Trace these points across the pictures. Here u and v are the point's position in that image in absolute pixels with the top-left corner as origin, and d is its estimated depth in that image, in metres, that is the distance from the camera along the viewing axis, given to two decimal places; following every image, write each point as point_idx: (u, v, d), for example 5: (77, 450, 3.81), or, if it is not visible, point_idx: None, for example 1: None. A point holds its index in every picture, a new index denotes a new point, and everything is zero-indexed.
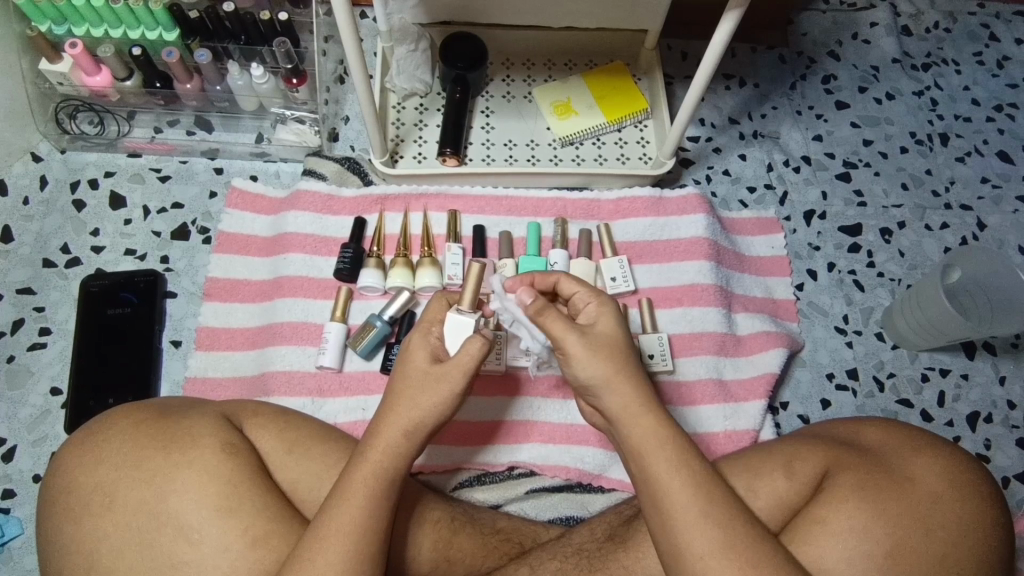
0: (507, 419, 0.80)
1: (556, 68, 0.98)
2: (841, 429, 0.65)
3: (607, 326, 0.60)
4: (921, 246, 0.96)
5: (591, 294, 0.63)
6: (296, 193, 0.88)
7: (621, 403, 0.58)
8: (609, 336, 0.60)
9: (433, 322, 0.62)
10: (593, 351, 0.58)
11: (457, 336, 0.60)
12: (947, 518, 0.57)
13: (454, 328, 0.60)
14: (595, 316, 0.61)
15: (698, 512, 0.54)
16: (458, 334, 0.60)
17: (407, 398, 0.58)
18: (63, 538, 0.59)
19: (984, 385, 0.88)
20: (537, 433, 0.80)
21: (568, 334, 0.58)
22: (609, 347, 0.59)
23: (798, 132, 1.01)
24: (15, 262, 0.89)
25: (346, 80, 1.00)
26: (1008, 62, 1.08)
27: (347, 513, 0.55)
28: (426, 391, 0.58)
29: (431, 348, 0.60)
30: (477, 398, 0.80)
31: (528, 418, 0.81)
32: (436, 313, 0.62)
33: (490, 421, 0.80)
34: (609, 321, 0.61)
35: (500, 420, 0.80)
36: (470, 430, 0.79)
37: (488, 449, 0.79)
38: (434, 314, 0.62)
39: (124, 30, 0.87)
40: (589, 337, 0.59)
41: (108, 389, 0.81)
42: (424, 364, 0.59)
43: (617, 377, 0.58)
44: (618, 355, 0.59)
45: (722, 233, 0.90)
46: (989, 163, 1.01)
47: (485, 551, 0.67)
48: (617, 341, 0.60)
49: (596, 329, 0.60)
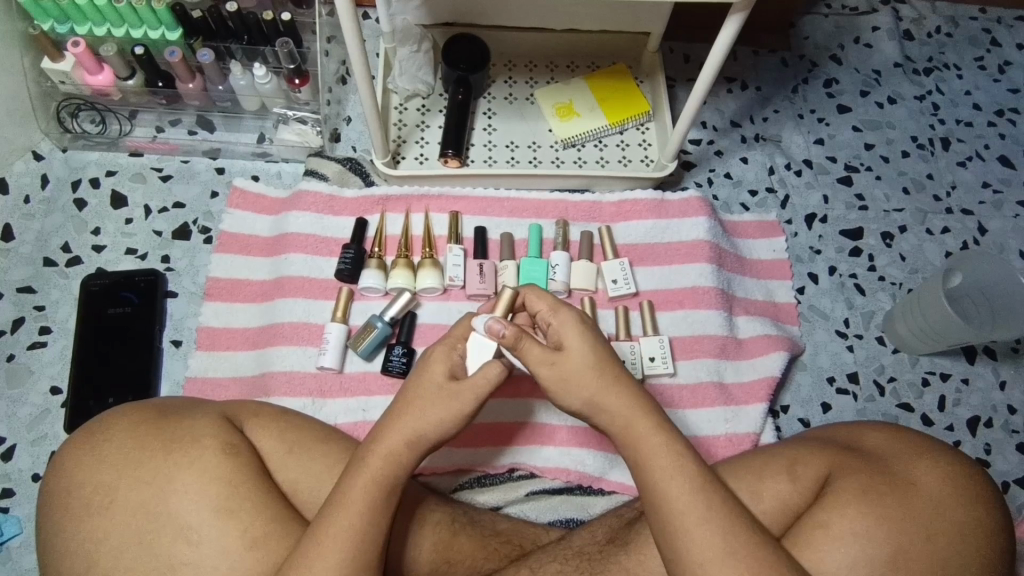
0: (525, 422, 0.80)
1: (558, 70, 0.98)
2: (842, 433, 0.65)
3: (575, 347, 0.58)
4: (922, 251, 0.96)
5: (548, 314, 0.60)
6: (298, 193, 0.88)
7: (611, 417, 0.58)
8: (582, 355, 0.58)
9: (458, 338, 0.60)
10: (564, 380, 0.58)
11: (480, 357, 0.59)
12: (949, 523, 0.57)
13: (477, 347, 0.59)
14: (561, 337, 0.59)
15: (697, 519, 0.54)
16: (481, 355, 0.59)
17: (417, 402, 0.58)
18: (61, 538, 0.59)
19: (984, 390, 0.88)
20: (549, 437, 0.80)
21: (538, 367, 0.58)
22: (580, 371, 0.58)
23: (799, 136, 1.02)
24: (15, 260, 0.88)
25: (348, 81, 1.00)
26: (1009, 67, 1.08)
27: (347, 516, 0.55)
28: (433, 399, 0.58)
29: (450, 363, 0.59)
30: (497, 399, 0.80)
31: (542, 421, 0.80)
32: (463, 330, 0.61)
33: (502, 423, 0.80)
34: (576, 340, 0.58)
35: (520, 420, 0.80)
36: (483, 431, 0.79)
37: (495, 450, 0.79)
38: (461, 329, 0.61)
39: (127, 29, 0.86)
40: (559, 366, 0.58)
41: (108, 389, 0.80)
42: (442, 378, 0.58)
43: (603, 393, 0.58)
44: (596, 375, 0.58)
45: (723, 236, 0.90)
46: (990, 167, 1.01)
47: (486, 553, 0.67)
48: (590, 362, 0.58)
49: (564, 352, 0.58)
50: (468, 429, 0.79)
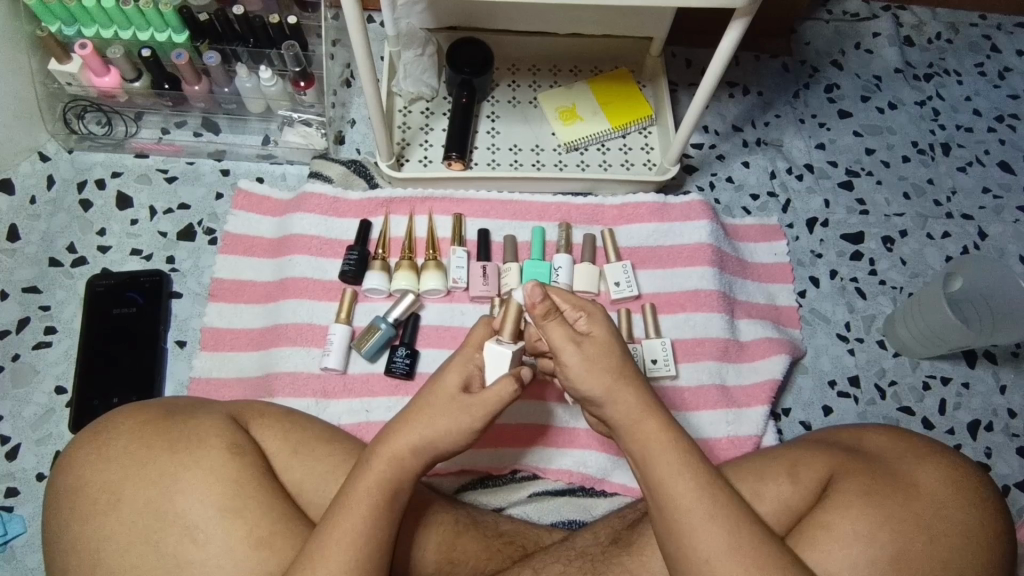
0: (550, 426, 0.80)
1: (561, 74, 0.99)
2: (844, 435, 0.66)
3: (600, 335, 0.59)
4: (923, 255, 0.96)
5: (571, 310, 0.61)
6: (302, 195, 0.88)
7: (623, 411, 0.58)
8: (605, 345, 0.59)
9: (474, 349, 0.61)
10: (592, 361, 0.58)
11: (497, 369, 0.60)
12: (951, 525, 0.57)
13: (496, 358, 0.59)
14: (586, 328, 0.60)
15: (705, 515, 0.54)
16: (498, 366, 0.60)
17: (429, 399, 0.59)
18: (67, 537, 0.59)
19: (985, 394, 0.88)
20: (578, 441, 0.80)
21: (565, 349, 0.58)
22: (607, 357, 0.58)
23: (801, 140, 1.02)
24: (20, 261, 0.89)
25: (352, 84, 1.01)
26: (1009, 73, 1.09)
27: (353, 514, 0.55)
28: (438, 393, 0.59)
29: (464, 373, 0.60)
30: (522, 400, 0.81)
31: (569, 422, 0.81)
32: (479, 339, 0.61)
33: (528, 426, 0.80)
34: (601, 328, 0.60)
35: (531, 423, 0.80)
36: (510, 434, 0.80)
37: (523, 453, 0.80)
38: (475, 340, 0.61)
39: (134, 32, 0.87)
40: (586, 348, 0.58)
41: (113, 388, 0.81)
42: (458, 386, 0.59)
43: (618, 385, 0.58)
44: (614, 363, 0.58)
45: (725, 240, 0.91)
46: (990, 172, 1.02)
47: (489, 553, 0.67)
48: (613, 348, 0.59)
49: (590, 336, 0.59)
50: (485, 432, 0.80)
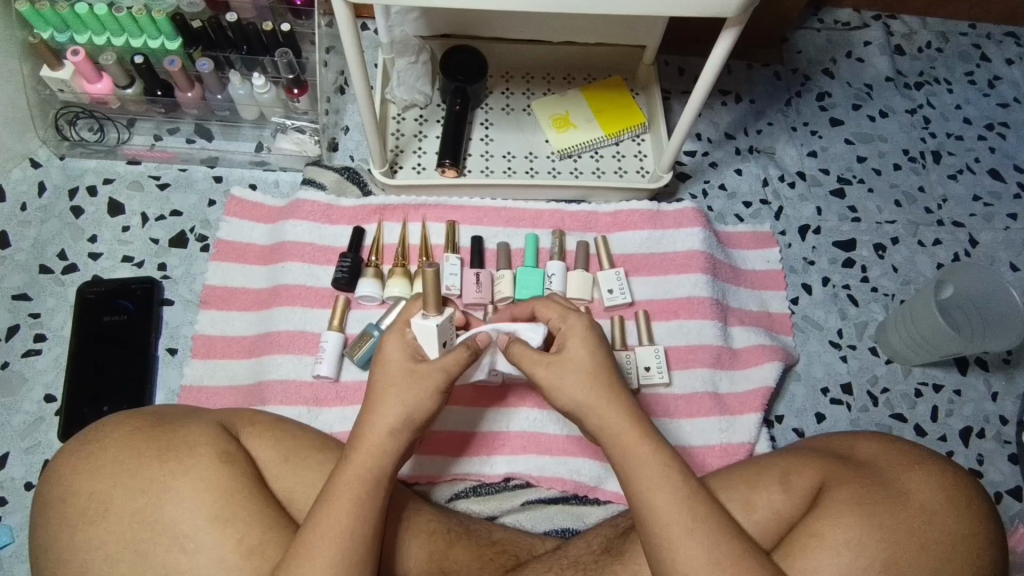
0: (482, 431, 0.81)
1: (555, 82, 0.99)
2: (834, 442, 0.66)
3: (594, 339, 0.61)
4: (914, 263, 0.97)
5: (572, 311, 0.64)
6: (296, 202, 0.88)
7: (615, 414, 0.59)
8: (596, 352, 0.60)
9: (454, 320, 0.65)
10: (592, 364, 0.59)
11: (431, 344, 0.60)
12: (941, 532, 0.57)
13: (424, 332, 0.60)
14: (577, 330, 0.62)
15: (685, 528, 0.54)
16: (430, 340, 0.60)
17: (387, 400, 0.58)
18: (54, 548, 0.59)
19: (977, 401, 0.89)
20: (523, 446, 0.80)
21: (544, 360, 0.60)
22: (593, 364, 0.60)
23: (793, 149, 1.03)
24: (11, 268, 0.88)
25: (346, 91, 1.01)
26: (999, 81, 1.10)
27: (341, 524, 0.55)
28: (410, 386, 0.58)
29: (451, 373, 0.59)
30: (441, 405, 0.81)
31: (538, 430, 0.81)
32: (412, 313, 0.62)
33: (479, 433, 0.81)
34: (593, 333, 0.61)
35: (521, 430, 0.81)
36: (448, 440, 0.80)
37: (485, 459, 0.80)
38: (407, 316, 0.62)
39: (126, 39, 0.86)
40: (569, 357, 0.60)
41: (103, 397, 0.80)
42: (406, 361, 0.59)
43: (612, 383, 0.59)
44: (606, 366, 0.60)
45: (718, 247, 0.91)
46: (980, 180, 1.03)
47: (480, 563, 0.66)
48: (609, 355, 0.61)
49: (593, 339, 0.61)
50: (474, 438, 0.80)
